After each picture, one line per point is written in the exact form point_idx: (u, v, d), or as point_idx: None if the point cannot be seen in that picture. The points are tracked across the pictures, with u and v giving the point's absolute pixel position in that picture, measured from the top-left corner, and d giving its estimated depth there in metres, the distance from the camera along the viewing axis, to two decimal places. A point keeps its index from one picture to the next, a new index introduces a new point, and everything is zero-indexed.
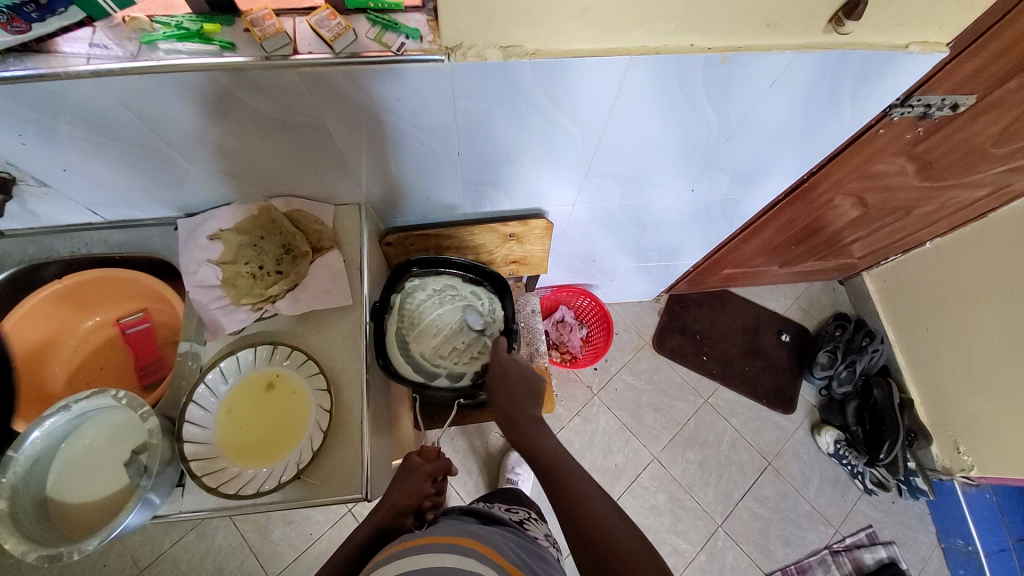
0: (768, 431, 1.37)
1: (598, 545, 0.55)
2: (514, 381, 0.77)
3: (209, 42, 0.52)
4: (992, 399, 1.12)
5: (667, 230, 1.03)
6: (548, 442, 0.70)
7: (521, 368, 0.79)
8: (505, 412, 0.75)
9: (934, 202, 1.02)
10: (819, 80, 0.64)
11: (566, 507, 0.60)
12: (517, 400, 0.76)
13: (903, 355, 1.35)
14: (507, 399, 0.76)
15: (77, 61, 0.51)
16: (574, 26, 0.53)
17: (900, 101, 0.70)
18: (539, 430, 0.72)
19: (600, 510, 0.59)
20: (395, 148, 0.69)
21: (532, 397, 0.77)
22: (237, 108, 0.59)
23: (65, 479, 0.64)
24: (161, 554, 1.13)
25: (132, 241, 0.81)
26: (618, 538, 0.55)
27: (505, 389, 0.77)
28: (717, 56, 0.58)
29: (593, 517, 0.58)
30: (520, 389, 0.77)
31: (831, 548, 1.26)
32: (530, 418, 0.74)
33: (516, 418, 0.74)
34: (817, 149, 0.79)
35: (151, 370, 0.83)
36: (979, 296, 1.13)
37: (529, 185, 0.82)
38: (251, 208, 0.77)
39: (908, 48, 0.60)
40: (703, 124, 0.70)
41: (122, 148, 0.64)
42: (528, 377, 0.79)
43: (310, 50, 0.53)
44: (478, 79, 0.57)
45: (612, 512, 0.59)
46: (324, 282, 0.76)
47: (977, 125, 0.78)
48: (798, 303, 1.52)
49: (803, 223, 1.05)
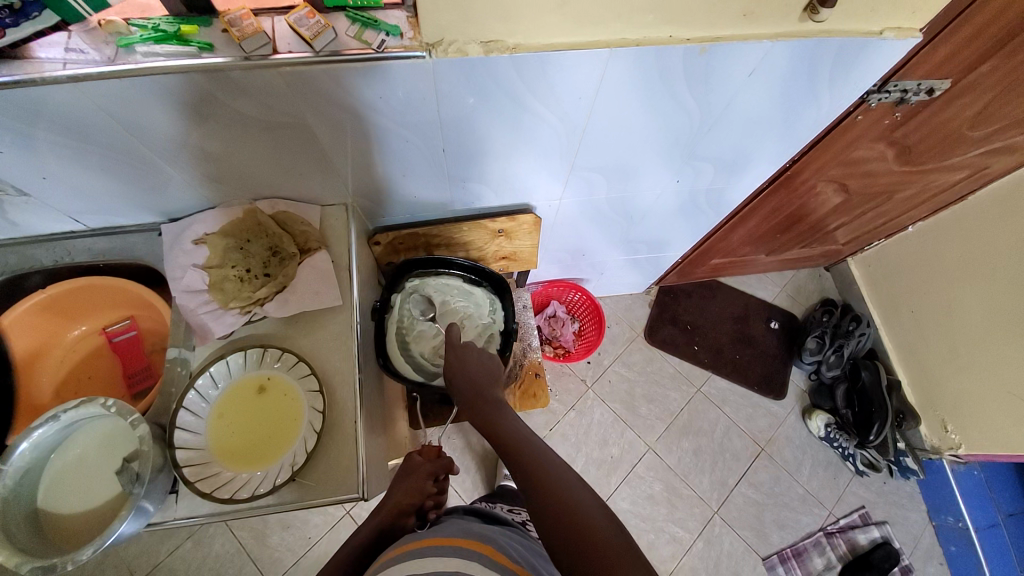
0: (760, 418, 1.38)
1: (579, 541, 0.51)
2: (475, 369, 0.76)
3: (187, 44, 0.52)
4: (976, 377, 1.15)
5: (654, 221, 1.04)
6: (517, 433, 0.67)
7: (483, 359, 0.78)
8: (468, 400, 0.74)
9: (914, 186, 1.04)
10: (798, 69, 0.65)
11: (549, 509, 0.56)
12: (481, 388, 0.75)
13: (889, 337, 1.37)
14: (468, 386, 0.75)
15: (52, 66, 0.51)
16: (554, 19, 0.54)
17: (877, 87, 0.71)
18: (503, 413, 0.71)
19: (586, 508, 0.55)
20: (378, 146, 0.69)
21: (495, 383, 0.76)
22: (217, 109, 0.58)
23: (57, 490, 0.63)
24: (157, 564, 1.12)
25: (115, 248, 0.80)
26: (599, 532, 0.52)
27: (468, 377, 0.75)
28: (696, 47, 0.58)
29: (577, 517, 0.54)
30: (481, 376, 0.75)
31: (825, 530, 1.29)
32: (495, 404, 0.73)
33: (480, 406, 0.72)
34: (799, 137, 0.80)
35: (141, 378, 0.83)
36: (961, 277, 1.15)
37: (515, 179, 0.82)
38: (235, 212, 0.76)
39: (883, 34, 0.61)
40: (686, 116, 0.70)
41: (102, 154, 0.63)
42: (487, 364, 0.77)
43: (291, 49, 0.53)
44: (461, 74, 0.57)
45: (598, 508, 0.55)
46: (312, 283, 0.75)
47: (953, 109, 0.80)
48: (785, 291, 1.54)
49: (788, 211, 1.07)
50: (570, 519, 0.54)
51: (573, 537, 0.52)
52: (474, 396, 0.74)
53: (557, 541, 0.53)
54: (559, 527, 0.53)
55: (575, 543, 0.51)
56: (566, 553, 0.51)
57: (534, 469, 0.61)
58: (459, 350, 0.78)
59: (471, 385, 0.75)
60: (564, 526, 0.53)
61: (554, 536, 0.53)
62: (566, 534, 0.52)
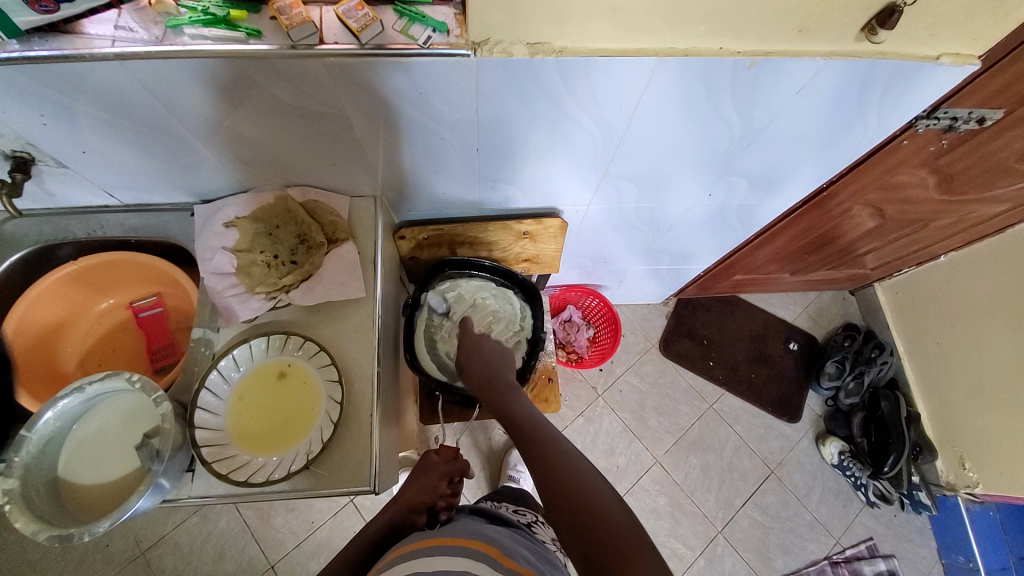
0: (771, 439, 1.36)
1: (592, 531, 0.51)
2: (488, 354, 0.82)
3: (235, 29, 0.52)
4: (998, 416, 1.12)
5: (681, 234, 1.02)
6: (531, 415, 0.70)
7: (494, 345, 0.84)
8: (485, 382, 0.77)
9: (951, 216, 1.02)
10: (846, 90, 0.63)
11: (563, 498, 0.55)
12: (496, 371, 0.79)
13: (911, 367, 1.34)
14: (484, 365, 0.79)
15: (102, 43, 0.52)
16: (603, 25, 0.53)
17: (926, 113, 0.70)
18: (518, 398, 0.73)
19: (605, 501, 0.54)
20: (410, 139, 0.68)
21: (508, 369, 0.81)
22: (255, 93, 0.58)
23: (78, 459, 0.64)
24: (162, 537, 1.15)
25: (147, 225, 0.80)
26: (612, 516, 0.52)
27: (485, 365, 0.80)
28: (745, 60, 0.57)
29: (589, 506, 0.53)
30: (496, 359, 0.81)
31: (830, 558, 1.26)
32: (508, 385, 0.76)
33: (497, 386, 0.76)
34: (839, 158, 0.78)
35: (163, 354, 0.84)
36: (990, 313, 1.12)
37: (546, 181, 0.81)
38: (267, 197, 0.77)
39: (939, 60, 0.59)
40: (726, 129, 0.69)
41: (140, 131, 0.64)
42: (502, 350, 0.84)
43: (336, 41, 0.53)
44: (502, 75, 0.57)
45: (617, 503, 0.54)
46: (338, 273, 0.75)
47: (1001, 140, 0.77)
48: (808, 312, 1.51)
49: (818, 232, 1.04)
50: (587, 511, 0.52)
51: (581, 517, 0.52)
52: (489, 378, 0.77)
53: (570, 527, 0.53)
54: (569, 513, 0.54)
55: (588, 530, 0.51)
56: (581, 543, 0.51)
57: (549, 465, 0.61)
58: (476, 339, 0.84)
59: (487, 368, 0.79)
60: (575, 517, 0.53)
61: (567, 517, 0.53)
62: (578, 526, 0.52)
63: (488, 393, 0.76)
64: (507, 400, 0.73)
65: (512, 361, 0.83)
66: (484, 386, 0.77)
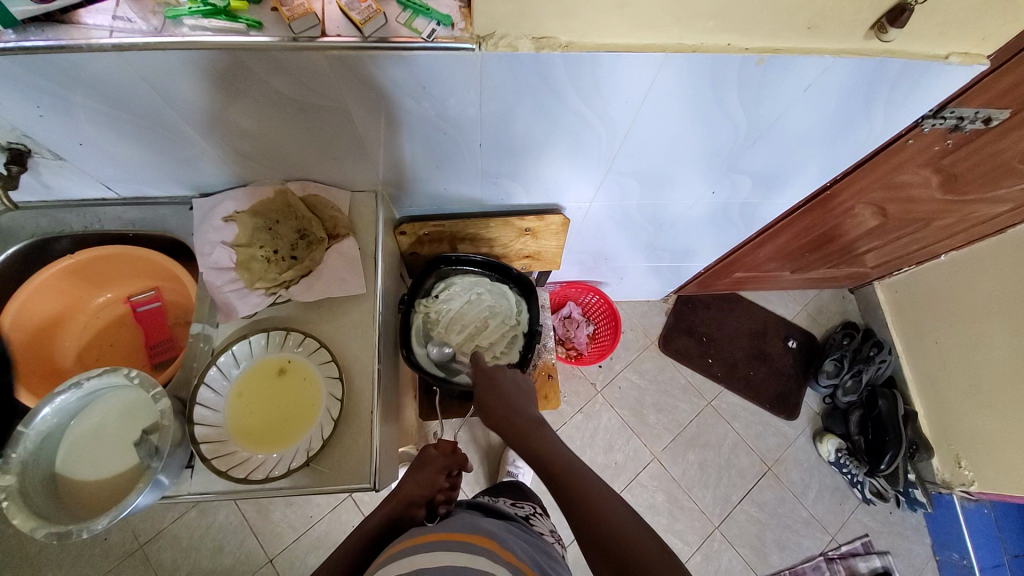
0: (769, 436, 1.37)
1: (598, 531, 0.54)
2: (506, 386, 0.74)
3: (236, 20, 0.51)
4: (995, 416, 1.13)
5: (683, 231, 1.02)
6: (562, 456, 0.63)
7: (510, 376, 0.75)
8: (507, 423, 0.69)
9: (953, 216, 1.01)
10: (855, 88, 0.62)
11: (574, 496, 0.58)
12: (517, 407, 0.71)
13: (910, 365, 1.35)
14: (503, 407, 0.71)
15: (100, 34, 0.51)
16: (611, 20, 0.52)
17: (933, 112, 0.69)
18: (546, 436, 0.66)
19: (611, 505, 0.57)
20: (412, 134, 0.67)
21: (529, 400, 0.73)
22: (254, 86, 0.57)
23: (75, 455, 0.64)
24: (160, 530, 1.14)
25: (144, 219, 0.79)
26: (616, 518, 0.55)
27: (503, 401, 0.71)
28: (754, 57, 0.56)
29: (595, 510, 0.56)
30: (515, 393, 0.73)
31: (826, 555, 1.27)
32: (532, 422, 0.68)
33: (519, 425, 0.68)
34: (844, 157, 0.77)
35: (161, 349, 0.83)
36: (989, 313, 1.12)
37: (548, 178, 0.80)
38: (267, 192, 0.76)
39: (948, 59, 0.58)
40: (731, 126, 0.68)
41: (138, 124, 0.63)
42: (520, 383, 0.75)
43: (339, 33, 0.52)
44: (507, 69, 0.56)
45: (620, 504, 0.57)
46: (338, 269, 0.75)
47: (1006, 141, 0.77)
48: (807, 310, 1.51)
49: (820, 230, 1.04)
50: (592, 509, 0.56)
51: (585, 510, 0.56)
52: (511, 419, 0.69)
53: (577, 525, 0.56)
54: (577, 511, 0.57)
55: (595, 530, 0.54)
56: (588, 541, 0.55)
57: (553, 464, 0.62)
58: (491, 374, 0.75)
59: (506, 406, 0.71)
60: (582, 514, 0.56)
61: (574, 516, 0.57)
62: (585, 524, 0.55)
63: (512, 434, 0.68)
64: (531, 439, 0.66)
65: (532, 393, 0.75)
66: (505, 428, 0.69)
